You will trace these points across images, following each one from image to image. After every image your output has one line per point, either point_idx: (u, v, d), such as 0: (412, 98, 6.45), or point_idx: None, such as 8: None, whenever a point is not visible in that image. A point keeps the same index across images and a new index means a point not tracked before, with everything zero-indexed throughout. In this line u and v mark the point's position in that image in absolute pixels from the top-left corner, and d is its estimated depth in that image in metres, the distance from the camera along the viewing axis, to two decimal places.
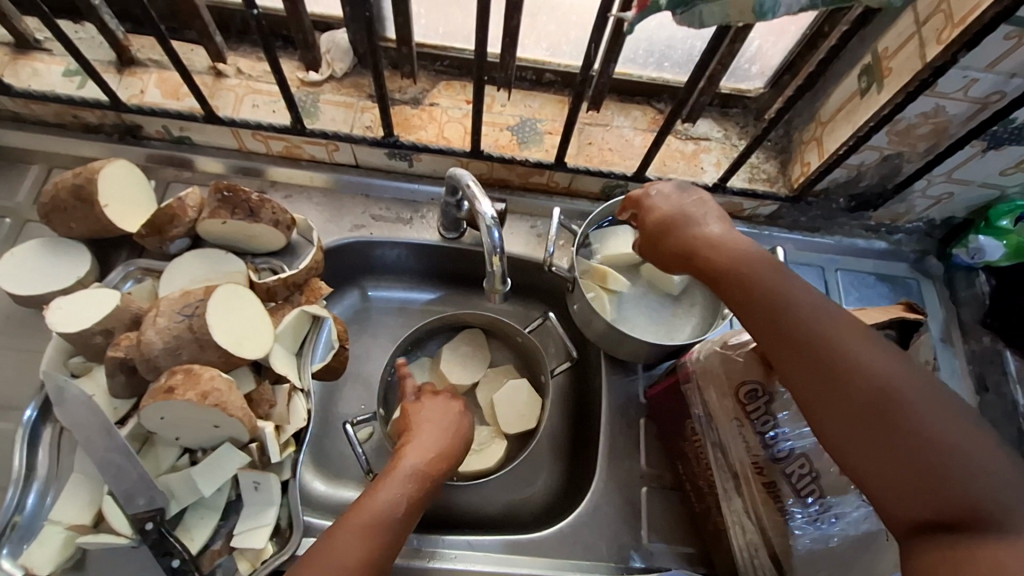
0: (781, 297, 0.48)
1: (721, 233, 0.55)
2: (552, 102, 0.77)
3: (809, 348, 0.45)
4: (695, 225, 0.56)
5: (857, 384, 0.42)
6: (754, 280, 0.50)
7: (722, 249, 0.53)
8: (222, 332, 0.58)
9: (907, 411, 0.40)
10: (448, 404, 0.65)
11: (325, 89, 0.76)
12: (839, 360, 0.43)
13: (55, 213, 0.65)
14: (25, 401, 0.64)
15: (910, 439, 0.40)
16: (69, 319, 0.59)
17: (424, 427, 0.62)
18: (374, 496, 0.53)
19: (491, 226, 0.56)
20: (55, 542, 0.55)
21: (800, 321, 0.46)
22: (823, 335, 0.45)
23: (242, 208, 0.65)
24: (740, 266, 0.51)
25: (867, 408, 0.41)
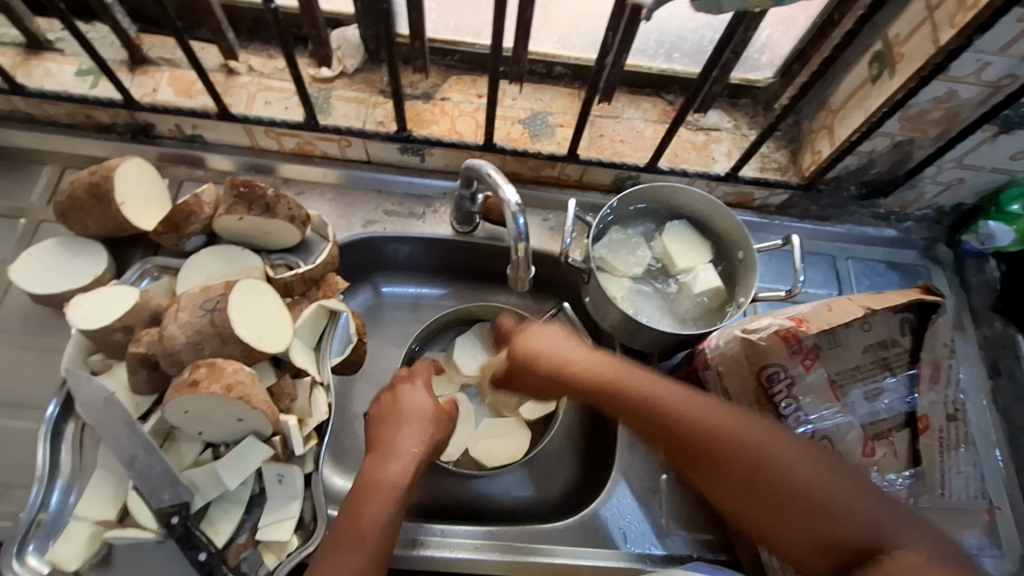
0: (655, 390, 0.52)
1: (589, 352, 0.58)
2: (563, 95, 0.78)
3: (682, 421, 0.50)
4: (567, 354, 0.57)
5: (733, 451, 0.48)
6: (631, 394, 0.53)
7: (589, 370, 0.56)
8: (244, 326, 0.58)
9: (772, 464, 0.47)
10: (418, 400, 0.62)
11: (337, 85, 0.76)
12: (709, 433, 0.49)
13: (72, 212, 0.65)
14: (45, 399, 0.64)
15: (783, 489, 0.46)
16: (89, 316, 0.59)
17: (395, 431, 0.59)
18: (357, 513, 0.52)
19: (515, 212, 0.56)
20: (82, 538, 0.55)
21: (683, 414, 0.50)
22: (694, 416, 0.50)
23: (258, 204, 0.65)
24: (617, 385, 0.54)
25: (744, 473, 0.47)
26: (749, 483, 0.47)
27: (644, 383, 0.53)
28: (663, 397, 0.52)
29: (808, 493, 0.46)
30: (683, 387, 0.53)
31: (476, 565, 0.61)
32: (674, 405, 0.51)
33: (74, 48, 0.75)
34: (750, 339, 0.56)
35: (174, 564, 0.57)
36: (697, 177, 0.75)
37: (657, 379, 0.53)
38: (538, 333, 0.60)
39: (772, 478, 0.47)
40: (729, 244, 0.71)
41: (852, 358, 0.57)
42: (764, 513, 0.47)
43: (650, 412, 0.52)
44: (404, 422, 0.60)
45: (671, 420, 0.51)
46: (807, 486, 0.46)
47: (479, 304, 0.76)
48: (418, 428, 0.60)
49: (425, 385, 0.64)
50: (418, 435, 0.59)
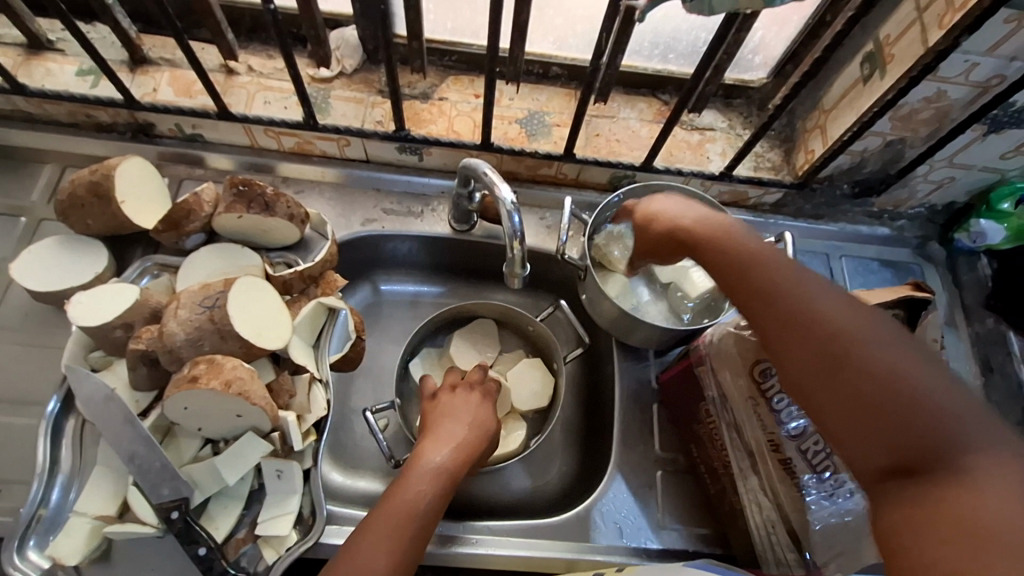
0: (790, 284, 0.45)
1: (705, 212, 0.54)
2: (560, 95, 0.78)
3: (792, 307, 0.44)
4: (674, 211, 0.56)
5: (838, 345, 0.41)
6: (735, 256, 0.49)
7: (685, 222, 0.54)
8: (243, 322, 0.58)
9: (878, 363, 0.39)
10: (479, 405, 0.65)
11: (336, 85, 0.77)
12: (827, 329, 0.42)
13: (72, 210, 0.66)
14: (45, 396, 0.64)
15: (885, 392, 0.38)
16: (89, 313, 0.59)
17: (448, 424, 0.62)
18: (407, 491, 0.54)
19: (510, 210, 0.57)
20: (81, 533, 0.56)
21: (808, 305, 0.44)
22: (828, 310, 0.43)
23: (258, 202, 0.65)
24: (718, 242, 0.51)
25: (848, 369, 0.40)
26: (841, 380, 0.40)
27: (795, 279, 0.46)
28: (801, 293, 0.45)
29: (910, 399, 0.37)
30: (836, 290, 0.45)
31: (473, 560, 0.62)
32: (809, 296, 0.44)
33: (75, 48, 0.75)
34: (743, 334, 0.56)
35: (174, 560, 0.57)
36: (692, 176, 0.76)
37: (819, 284, 0.45)
38: (660, 196, 0.59)
39: (874, 378, 0.39)
40: None
41: None
42: (847, 415, 0.39)
43: (732, 268, 0.49)
44: (454, 419, 0.63)
45: (755, 286, 0.46)
46: (919, 397, 0.37)
47: (477, 301, 0.77)
48: (470, 426, 0.62)
49: (483, 390, 0.68)
50: (466, 430, 0.62)
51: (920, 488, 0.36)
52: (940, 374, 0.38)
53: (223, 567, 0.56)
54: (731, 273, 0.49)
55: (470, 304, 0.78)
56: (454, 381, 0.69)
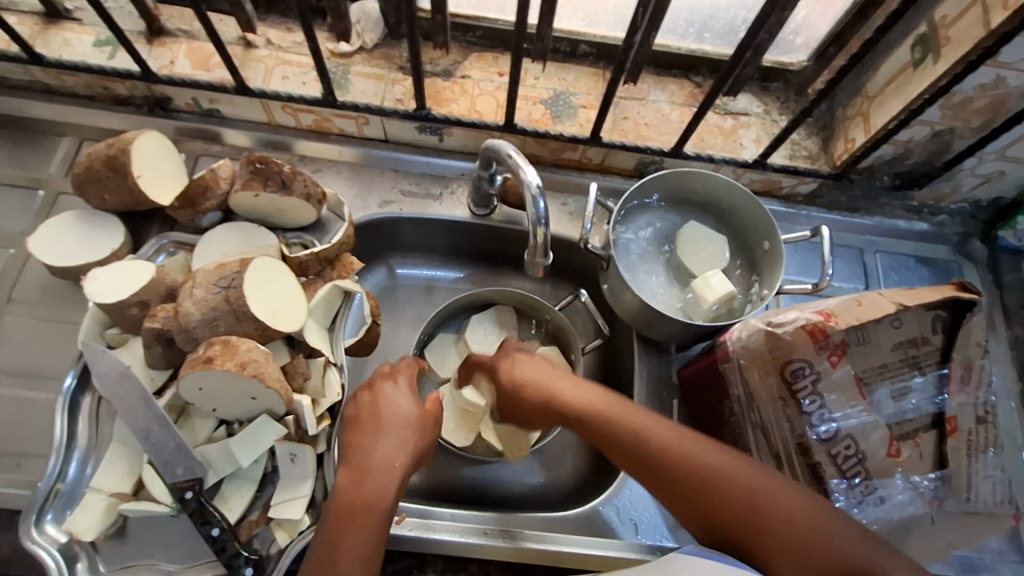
0: (676, 444, 0.53)
1: (581, 387, 0.58)
2: (587, 75, 0.75)
3: (689, 470, 0.52)
4: (555, 382, 0.59)
5: (756, 517, 0.49)
6: (641, 432, 0.54)
7: (556, 386, 0.59)
8: (260, 304, 0.58)
9: (806, 533, 0.48)
10: (407, 406, 0.58)
11: (356, 60, 0.74)
12: (722, 490, 0.50)
13: (89, 184, 0.65)
14: (63, 370, 0.64)
15: (768, 537, 0.49)
16: (105, 290, 0.59)
17: (372, 439, 0.56)
18: (334, 544, 0.50)
19: (536, 195, 0.55)
20: (97, 508, 0.55)
21: (706, 471, 0.51)
22: (711, 464, 0.51)
23: (274, 180, 0.64)
24: (617, 421, 0.55)
25: (743, 519, 0.49)
26: (744, 533, 0.49)
27: (667, 435, 0.53)
28: (687, 454, 0.52)
29: (840, 563, 0.47)
30: (696, 436, 0.54)
31: (485, 552, 0.61)
32: (696, 456, 0.52)
33: (92, 17, 0.74)
34: (775, 333, 0.52)
35: (188, 539, 0.57)
36: (724, 163, 0.72)
37: (683, 436, 0.53)
38: (523, 363, 0.62)
39: (766, 527, 0.49)
40: (756, 233, 0.68)
41: (880, 356, 0.53)
42: (771, 564, 0.48)
43: (628, 432, 0.54)
44: (383, 431, 0.56)
45: (647, 458, 0.53)
46: (840, 562, 0.47)
47: (496, 289, 0.76)
48: (402, 435, 0.56)
49: (406, 389, 0.60)
50: (400, 446, 0.56)
51: None
52: (809, 505, 0.49)
53: (236, 549, 0.55)
54: (637, 460, 0.53)
55: (489, 291, 0.77)
56: (377, 375, 0.61)
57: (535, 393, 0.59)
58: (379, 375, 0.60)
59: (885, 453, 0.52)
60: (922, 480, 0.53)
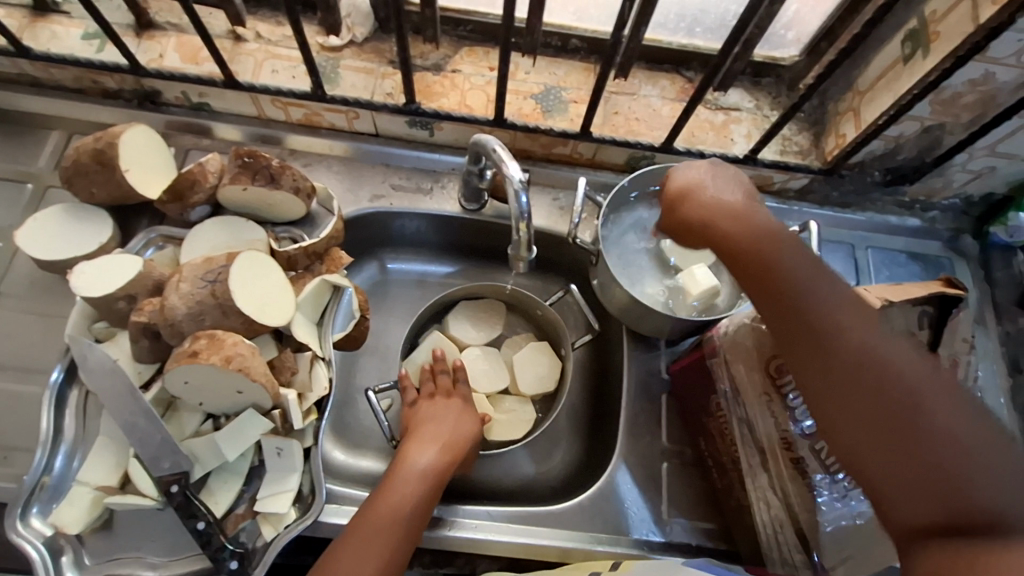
0: (819, 300, 0.47)
1: (740, 201, 0.53)
2: (578, 69, 0.75)
3: (834, 331, 0.46)
4: (747, 210, 0.52)
5: (883, 389, 0.43)
6: (769, 257, 0.49)
7: (719, 218, 0.52)
8: (246, 298, 0.57)
9: (919, 413, 0.42)
10: (465, 407, 0.67)
11: (346, 54, 0.74)
12: (862, 359, 0.44)
13: (76, 177, 0.65)
14: (50, 363, 0.64)
15: (913, 434, 0.41)
16: (91, 283, 0.59)
17: (432, 427, 0.63)
18: (394, 495, 0.55)
19: (519, 189, 0.55)
20: (84, 502, 0.56)
21: (838, 327, 0.46)
22: (859, 335, 0.45)
23: (263, 174, 0.64)
24: (752, 238, 0.50)
25: (885, 400, 0.43)
26: (877, 412, 0.43)
27: (830, 298, 0.47)
28: (842, 319, 0.46)
29: (941, 450, 0.41)
30: (868, 312, 0.47)
31: (474, 545, 0.61)
32: (853, 326, 0.46)
33: (80, 11, 0.73)
34: (760, 327, 0.53)
35: (174, 533, 0.57)
36: (714, 158, 0.72)
37: (855, 308, 0.47)
38: (695, 178, 0.54)
39: (906, 416, 0.42)
40: None
41: None
42: (881, 448, 0.42)
43: (754, 251, 0.50)
44: (439, 423, 0.63)
45: (774, 284, 0.48)
46: (951, 450, 0.40)
47: (486, 283, 0.76)
48: (458, 427, 0.64)
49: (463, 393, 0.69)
50: (453, 433, 0.63)
51: (951, 538, 0.39)
52: (963, 410, 0.42)
53: (221, 542, 0.56)
54: (788, 303, 0.47)
55: (478, 286, 0.77)
56: (432, 383, 0.69)
57: (715, 223, 0.52)
58: (433, 386, 0.69)
59: None
60: None
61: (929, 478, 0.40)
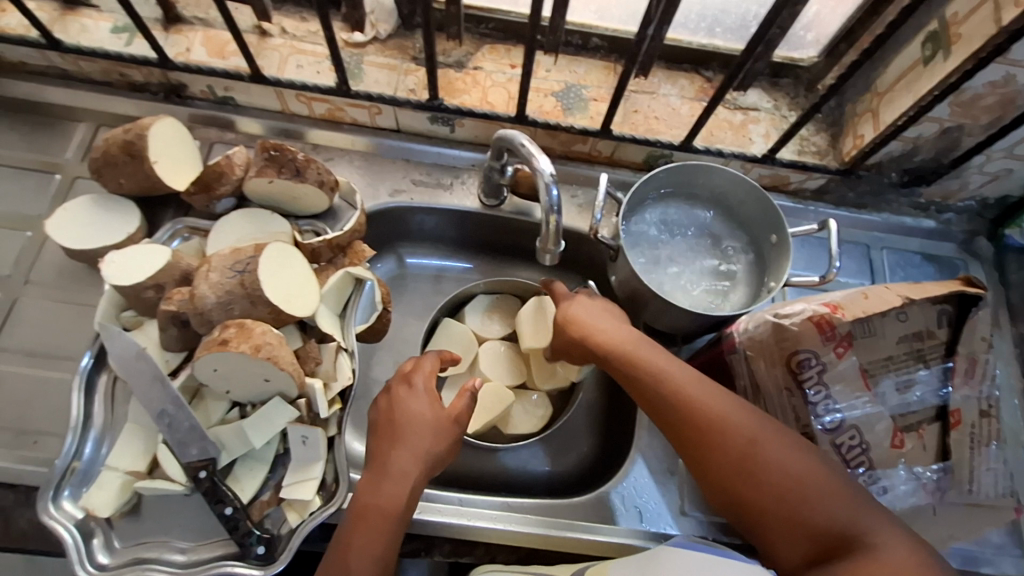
0: (673, 378, 0.54)
1: (617, 329, 0.59)
2: (598, 68, 0.76)
3: (688, 407, 0.52)
4: (604, 330, 0.59)
5: (735, 447, 0.50)
6: (644, 370, 0.55)
7: (602, 344, 0.58)
8: (274, 289, 0.59)
9: (772, 467, 0.49)
10: (427, 411, 0.58)
11: (370, 50, 0.75)
12: (717, 430, 0.51)
13: (106, 168, 0.66)
14: (78, 351, 0.65)
15: (760, 480, 0.48)
16: (122, 272, 0.60)
17: (390, 445, 0.56)
18: (346, 546, 0.51)
19: (549, 183, 0.56)
20: (113, 485, 0.56)
21: (695, 403, 0.52)
22: (708, 408, 0.52)
23: (288, 167, 0.65)
24: (630, 353, 0.57)
25: (733, 459, 0.50)
26: (728, 468, 0.50)
27: (674, 374, 0.55)
28: (685, 388, 0.53)
29: (801, 496, 0.47)
30: (706, 380, 0.54)
31: (491, 535, 0.62)
32: (698, 395, 0.53)
33: (110, 4, 0.75)
34: (781, 324, 0.52)
35: (201, 519, 0.58)
36: (733, 157, 0.73)
37: (690, 375, 0.54)
38: (582, 306, 0.62)
39: (765, 475, 0.48)
40: (763, 228, 0.70)
41: (885, 349, 0.53)
42: (758, 509, 0.48)
43: (627, 361, 0.56)
44: (399, 436, 0.56)
45: (649, 394, 0.54)
46: (805, 492, 0.47)
47: (507, 279, 0.77)
48: (415, 441, 0.56)
49: (424, 393, 0.59)
50: (415, 454, 0.55)
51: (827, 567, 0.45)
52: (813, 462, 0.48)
53: (248, 527, 0.56)
54: (640, 392, 0.55)
55: (497, 281, 0.78)
56: (402, 373, 0.61)
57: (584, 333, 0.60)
58: (402, 375, 0.61)
59: (889, 445, 0.52)
60: (924, 471, 0.52)
61: (788, 518, 0.47)
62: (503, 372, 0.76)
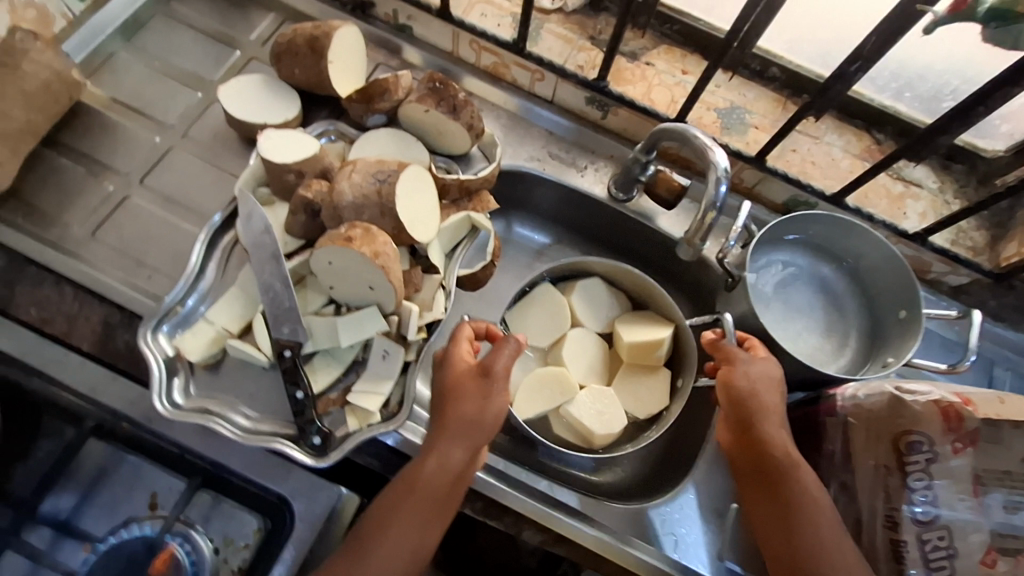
0: (800, 498, 0.52)
1: (771, 420, 0.56)
2: (768, 98, 0.74)
3: (796, 537, 0.51)
4: (756, 417, 0.55)
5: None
6: (774, 474, 0.54)
7: (749, 421, 0.56)
8: (404, 207, 0.61)
9: None
10: (462, 382, 0.57)
11: (552, 19, 0.77)
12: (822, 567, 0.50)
13: (286, 55, 0.70)
14: (206, 210, 0.69)
15: None
16: (273, 149, 0.63)
17: (445, 425, 0.56)
18: (384, 507, 0.55)
19: (720, 177, 0.58)
20: (207, 336, 0.60)
21: (802, 538, 0.51)
22: (818, 544, 0.51)
23: (447, 102, 0.68)
24: (761, 451, 0.55)
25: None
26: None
27: (806, 492, 0.52)
28: (803, 502, 0.52)
29: None
30: (822, 504, 0.52)
31: (527, 510, 0.61)
32: (804, 524, 0.52)
33: None
34: (901, 399, 0.51)
35: (271, 395, 0.61)
36: (881, 225, 0.70)
37: (813, 494, 0.52)
38: (748, 373, 0.56)
39: None
40: (888, 303, 0.67)
41: (1008, 462, 0.47)
42: None
43: (761, 456, 0.54)
44: (450, 420, 0.56)
45: (782, 505, 0.53)
46: None
47: (631, 271, 0.72)
48: (461, 428, 0.56)
49: (462, 370, 0.58)
50: (462, 446, 0.56)
51: None
52: None
53: (312, 417, 0.58)
54: (770, 491, 0.54)
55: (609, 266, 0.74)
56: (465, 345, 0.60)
57: (752, 415, 0.55)
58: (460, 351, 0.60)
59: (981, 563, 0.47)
60: None
61: None
62: (584, 366, 0.72)
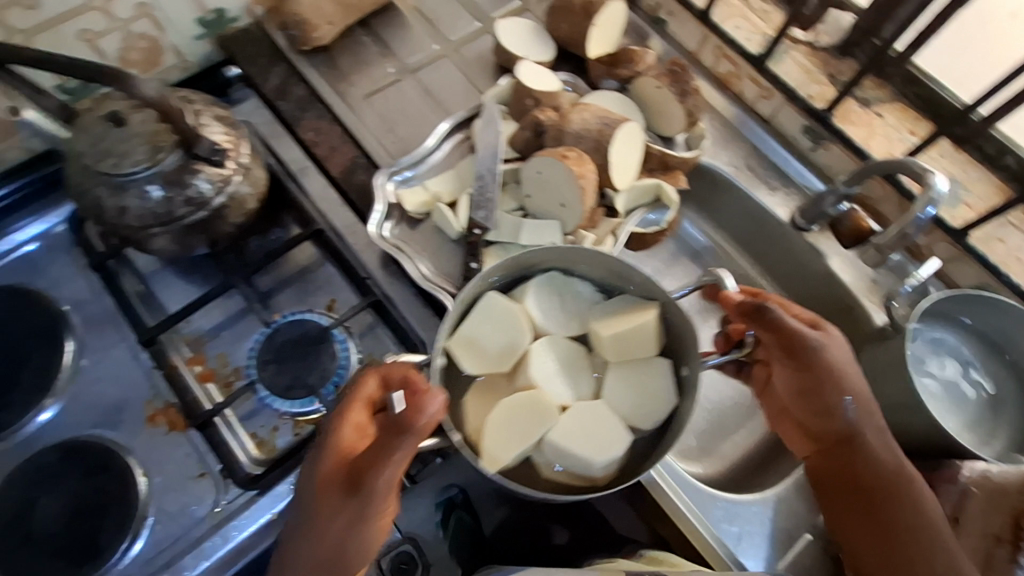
0: (871, 456, 0.59)
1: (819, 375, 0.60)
2: (990, 183, 0.74)
3: (878, 490, 0.58)
4: (807, 380, 0.61)
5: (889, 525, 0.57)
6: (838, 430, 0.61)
7: (807, 381, 0.61)
8: (616, 151, 0.70)
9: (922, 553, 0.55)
10: (326, 490, 0.52)
11: (799, 48, 0.82)
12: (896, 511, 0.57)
13: (557, 10, 0.82)
14: (451, 110, 0.84)
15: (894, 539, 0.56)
16: (529, 75, 0.76)
17: (322, 512, 0.52)
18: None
19: (931, 201, 0.63)
20: (422, 196, 0.73)
21: (878, 484, 0.58)
22: (891, 491, 0.58)
23: (680, 85, 0.76)
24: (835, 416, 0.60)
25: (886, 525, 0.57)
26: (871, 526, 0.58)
27: (880, 456, 0.59)
28: (884, 470, 0.58)
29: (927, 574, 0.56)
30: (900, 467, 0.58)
31: None
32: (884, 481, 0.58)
33: None
34: None
35: (449, 260, 0.72)
36: None
37: (890, 461, 0.58)
38: (788, 325, 0.60)
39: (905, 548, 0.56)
40: None
41: None
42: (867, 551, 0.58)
43: (822, 412, 0.61)
44: (329, 499, 0.52)
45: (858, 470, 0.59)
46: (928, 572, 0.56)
47: (578, 247, 0.64)
48: (351, 505, 0.51)
49: (333, 455, 0.53)
50: (346, 517, 0.52)
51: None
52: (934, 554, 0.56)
53: None
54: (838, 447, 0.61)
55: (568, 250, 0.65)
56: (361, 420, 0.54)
57: (801, 368, 0.61)
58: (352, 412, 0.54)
59: None
60: None
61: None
62: (558, 382, 0.64)
